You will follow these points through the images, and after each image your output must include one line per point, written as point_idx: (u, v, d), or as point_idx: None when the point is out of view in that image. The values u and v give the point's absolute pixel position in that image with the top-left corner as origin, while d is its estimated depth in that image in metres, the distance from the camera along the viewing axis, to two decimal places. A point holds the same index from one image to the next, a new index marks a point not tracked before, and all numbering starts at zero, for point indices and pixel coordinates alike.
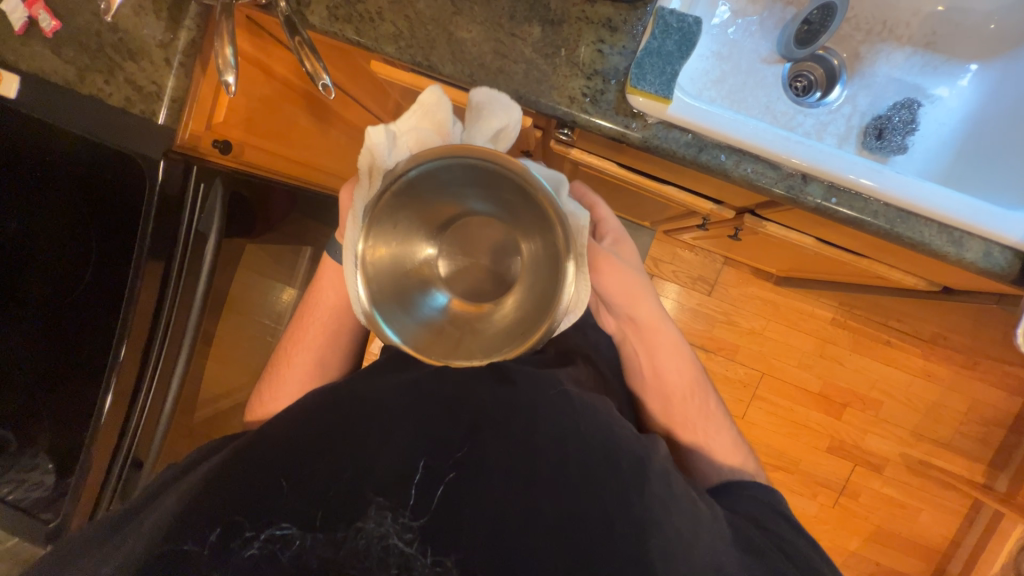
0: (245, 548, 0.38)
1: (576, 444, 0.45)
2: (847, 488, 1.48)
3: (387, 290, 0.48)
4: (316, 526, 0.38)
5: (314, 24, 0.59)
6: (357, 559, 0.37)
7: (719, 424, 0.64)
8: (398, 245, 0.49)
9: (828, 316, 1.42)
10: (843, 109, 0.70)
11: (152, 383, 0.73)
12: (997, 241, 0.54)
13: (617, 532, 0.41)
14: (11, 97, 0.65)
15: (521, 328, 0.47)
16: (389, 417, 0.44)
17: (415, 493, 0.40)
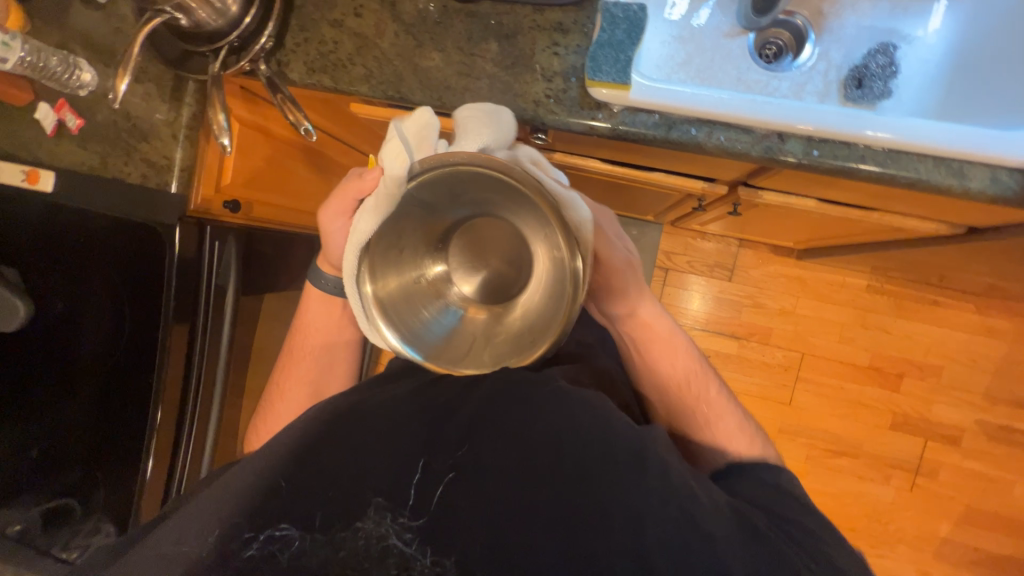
0: (245, 549, 0.38)
1: (569, 438, 0.44)
2: (923, 467, 1.35)
3: (403, 302, 0.55)
4: (315, 527, 0.38)
5: (294, 79, 0.65)
6: (357, 559, 0.37)
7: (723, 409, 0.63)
8: (407, 264, 0.55)
9: (862, 283, 1.34)
10: (817, 66, 0.68)
11: (191, 429, 0.79)
12: (1002, 164, 0.51)
13: (612, 523, 0.40)
14: (47, 190, 0.72)
15: (534, 330, 0.52)
16: (384, 429, 0.45)
17: (414, 493, 0.40)
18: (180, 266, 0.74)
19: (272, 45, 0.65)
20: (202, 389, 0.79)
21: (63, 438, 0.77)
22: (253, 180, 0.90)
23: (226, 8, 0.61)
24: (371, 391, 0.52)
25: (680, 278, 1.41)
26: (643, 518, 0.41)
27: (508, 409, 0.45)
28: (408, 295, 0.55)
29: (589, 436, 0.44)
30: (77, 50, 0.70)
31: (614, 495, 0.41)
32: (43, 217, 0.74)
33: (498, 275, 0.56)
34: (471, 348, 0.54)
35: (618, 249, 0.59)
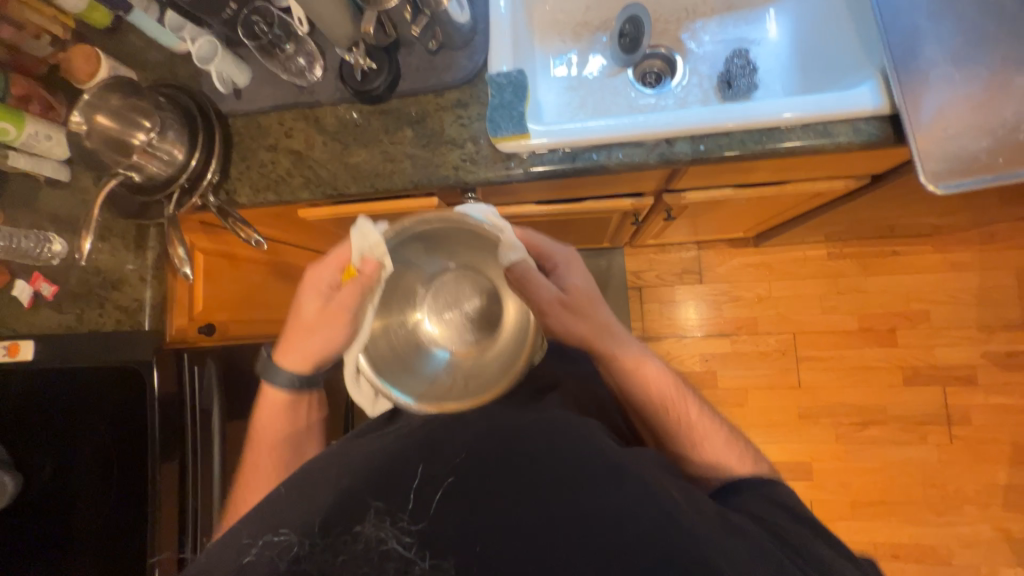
0: (245, 553, 0.43)
1: (549, 457, 0.47)
2: (953, 415, 1.31)
3: (388, 355, 0.58)
4: (315, 529, 0.43)
5: (243, 201, 0.73)
6: (358, 561, 0.41)
7: (709, 428, 0.62)
8: (389, 318, 0.60)
9: (822, 253, 1.40)
10: (691, 80, 0.79)
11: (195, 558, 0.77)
12: (859, 116, 0.59)
13: (592, 529, 0.43)
14: (28, 359, 0.74)
15: (513, 354, 0.57)
16: (375, 469, 0.47)
17: (413, 497, 0.44)
18: (163, 402, 0.76)
19: (219, 178, 0.73)
20: (201, 517, 0.77)
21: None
22: (223, 302, 0.95)
23: (174, 157, 0.70)
24: (358, 439, 0.53)
25: (655, 293, 1.45)
26: (622, 525, 0.43)
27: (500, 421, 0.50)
28: (394, 349, 0.59)
29: (568, 445, 0.48)
30: (47, 226, 0.78)
31: (595, 501, 0.44)
32: (25, 384, 0.76)
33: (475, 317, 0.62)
34: (458, 385, 0.57)
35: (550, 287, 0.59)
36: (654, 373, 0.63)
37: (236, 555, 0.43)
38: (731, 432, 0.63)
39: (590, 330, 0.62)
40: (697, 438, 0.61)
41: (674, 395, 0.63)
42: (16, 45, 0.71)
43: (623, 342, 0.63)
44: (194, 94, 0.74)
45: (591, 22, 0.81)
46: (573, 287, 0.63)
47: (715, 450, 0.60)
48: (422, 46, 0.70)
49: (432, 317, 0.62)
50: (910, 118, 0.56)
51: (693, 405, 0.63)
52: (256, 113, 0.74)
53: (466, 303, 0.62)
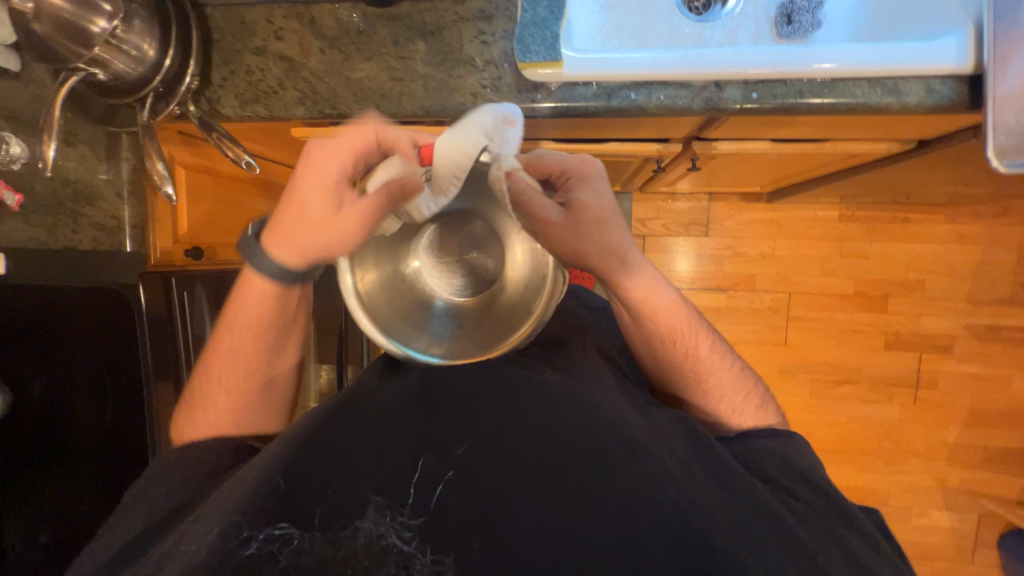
0: (244, 547, 0.39)
1: (562, 433, 0.48)
2: (923, 379, 1.39)
3: (386, 304, 0.54)
4: (314, 526, 0.40)
5: (229, 115, 0.64)
6: (357, 557, 0.38)
7: (718, 364, 0.64)
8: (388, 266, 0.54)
9: (833, 215, 1.36)
10: (746, 9, 0.68)
11: None
12: (935, 73, 0.52)
13: (605, 510, 0.43)
14: (1, 272, 0.67)
15: (517, 314, 0.55)
16: (384, 432, 0.48)
17: (414, 492, 0.42)
18: (152, 325, 0.73)
19: (198, 85, 0.63)
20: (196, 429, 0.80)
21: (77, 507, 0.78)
22: (208, 222, 0.88)
23: (144, 55, 0.59)
24: (370, 386, 0.56)
25: (658, 243, 1.41)
26: (636, 504, 0.43)
27: (505, 404, 0.51)
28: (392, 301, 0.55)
29: (584, 430, 0.48)
30: None
31: (608, 479, 0.44)
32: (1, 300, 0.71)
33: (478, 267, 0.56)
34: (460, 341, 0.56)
35: (553, 207, 0.53)
36: (663, 304, 0.63)
37: (232, 549, 0.38)
38: (740, 374, 0.65)
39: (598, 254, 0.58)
40: (705, 377, 0.63)
41: (684, 328, 0.63)
42: None
43: (632, 266, 0.61)
44: None
45: None
46: (581, 204, 0.55)
47: (722, 396, 0.62)
48: None
49: (435, 268, 0.56)
50: (994, 81, 0.50)
51: (703, 341, 0.64)
52: (240, 5, 0.63)
53: (477, 246, 0.55)
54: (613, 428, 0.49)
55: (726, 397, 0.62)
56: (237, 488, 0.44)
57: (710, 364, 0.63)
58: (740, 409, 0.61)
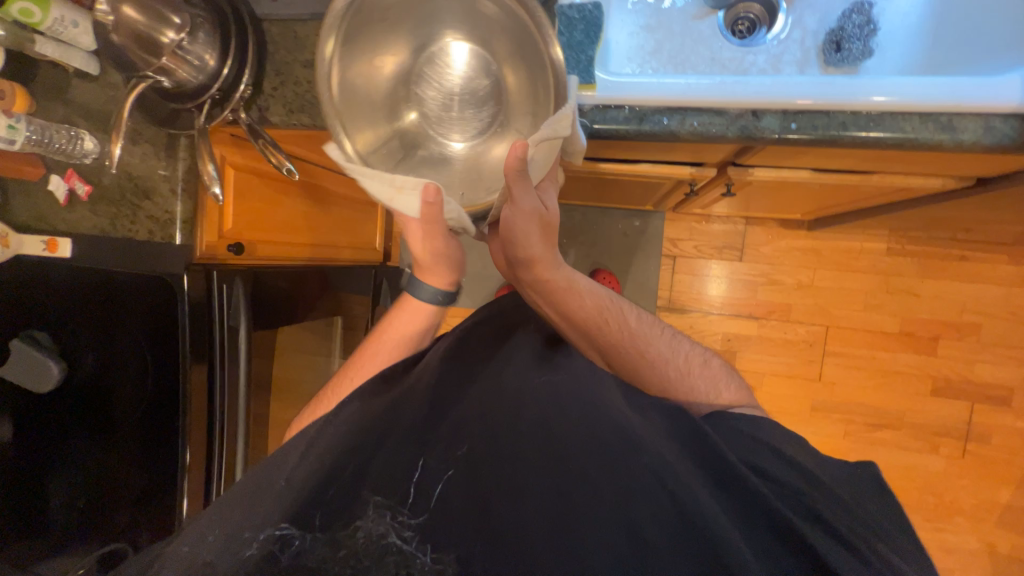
0: (245, 549, 0.40)
1: (561, 430, 0.49)
2: (973, 432, 1.28)
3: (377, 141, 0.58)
4: (315, 527, 0.41)
5: (275, 122, 0.68)
6: (358, 556, 0.39)
7: (657, 335, 0.60)
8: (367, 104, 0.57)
9: (881, 248, 1.29)
10: (793, 35, 0.67)
11: (221, 449, 0.83)
12: (994, 111, 0.49)
13: (605, 504, 0.45)
14: (68, 256, 0.77)
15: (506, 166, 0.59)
16: (385, 431, 0.49)
17: (414, 491, 0.44)
18: (193, 308, 0.78)
19: (251, 93, 0.68)
20: (226, 410, 0.83)
21: (108, 472, 0.83)
22: (250, 220, 0.92)
23: (205, 64, 0.64)
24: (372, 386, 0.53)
25: (688, 264, 1.38)
26: (635, 497, 0.45)
27: (502, 390, 0.53)
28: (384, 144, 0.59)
29: (580, 427, 0.49)
30: (79, 122, 0.76)
31: (607, 478, 0.46)
32: (71, 280, 0.79)
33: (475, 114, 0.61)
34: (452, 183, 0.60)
35: (530, 197, 0.52)
36: (593, 290, 0.60)
37: (236, 549, 0.40)
38: (678, 338, 0.62)
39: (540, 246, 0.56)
40: (648, 343, 0.59)
41: (611, 308, 0.59)
42: None
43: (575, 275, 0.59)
44: None
45: None
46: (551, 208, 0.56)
47: (668, 360, 0.58)
48: None
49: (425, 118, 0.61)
50: None
51: (632, 312, 0.61)
52: (294, 21, 0.67)
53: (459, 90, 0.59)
54: (607, 420, 0.49)
55: (672, 362, 0.58)
56: (255, 486, 0.46)
57: (649, 333, 0.59)
58: (686, 365, 0.59)
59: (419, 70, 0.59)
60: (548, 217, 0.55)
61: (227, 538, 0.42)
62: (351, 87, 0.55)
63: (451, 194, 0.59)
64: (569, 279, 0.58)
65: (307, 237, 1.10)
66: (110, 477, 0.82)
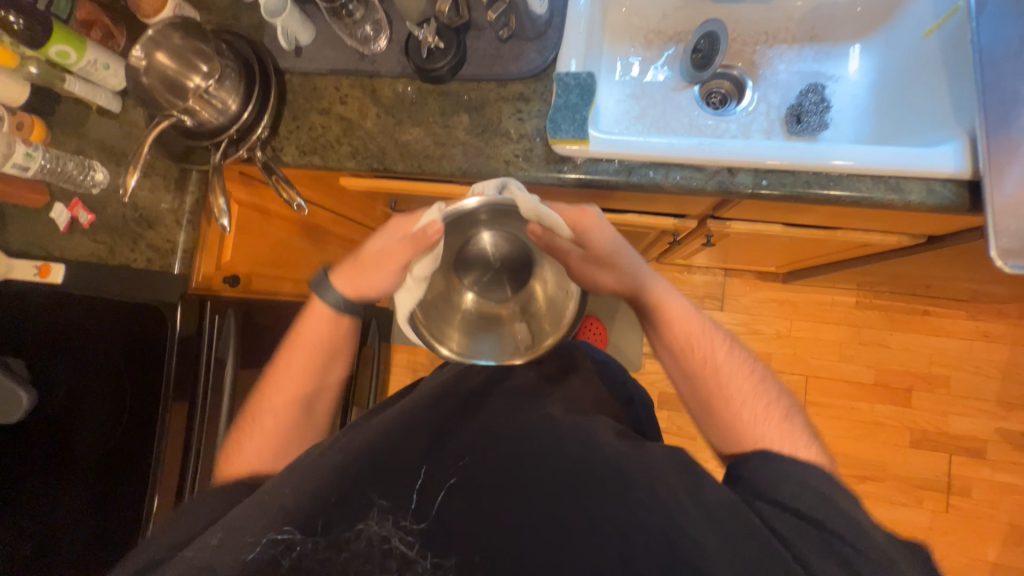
0: (248, 551, 0.40)
1: (563, 460, 0.49)
2: (955, 485, 1.29)
3: (448, 329, 0.64)
4: (317, 531, 0.42)
5: (288, 162, 0.72)
6: (359, 559, 0.41)
7: (740, 373, 0.59)
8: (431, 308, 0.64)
9: (851, 301, 1.36)
10: (759, 108, 0.76)
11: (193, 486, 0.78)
12: (934, 176, 0.56)
13: (601, 527, 0.45)
14: (58, 282, 0.76)
15: (557, 317, 0.63)
16: (388, 446, 0.48)
17: (416, 497, 0.45)
18: (185, 340, 0.78)
19: (267, 135, 0.72)
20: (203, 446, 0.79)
21: (62, 515, 0.75)
22: (249, 254, 0.93)
23: (227, 108, 0.69)
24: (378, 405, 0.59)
25: None
26: (630, 530, 0.45)
27: (506, 422, 0.53)
28: (463, 327, 0.64)
29: (581, 458, 0.49)
30: (92, 154, 0.79)
31: (608, 504, 0.46)
32: (56, 303, 0.75)
33: (517, 277, 0.64)
34: (518, 339, 0.63)
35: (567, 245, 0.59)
36: (681, 313, 0.62)
37: (237, 551, 0.40)
38: (762, 383, 0.59)
39: (614, 274, 0.62)
40: (720, 376, 0.59)
41: (698, 334, 0.61)
42: None
43: (668, 297, 0.63)
44: (255, 46, 0.73)
45: (667, 31, 0.79)
46: (592, 242, 0.60)
47: (744, 402, 0.57)
48: (493, 33, 0.68)
49: (479, 297, 0.65)
50: (991, 188, 0.54)
51: (720, 347, 0.61)
52: (313, 74, 0.73)
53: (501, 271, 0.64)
54: (609, 449, 0.50)
55: (749, 404, 0.57)
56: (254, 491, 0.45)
57: (732, 371, 0.59)
58: (763, 411, 0.56)
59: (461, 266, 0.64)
60: (591, 251, 0.60)
61: (228, 541, 0.41)
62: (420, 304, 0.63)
63: (522, 342, 0.63)
64: (655, 301, 0.63)
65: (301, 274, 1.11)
66: (63, 521, 0.75)
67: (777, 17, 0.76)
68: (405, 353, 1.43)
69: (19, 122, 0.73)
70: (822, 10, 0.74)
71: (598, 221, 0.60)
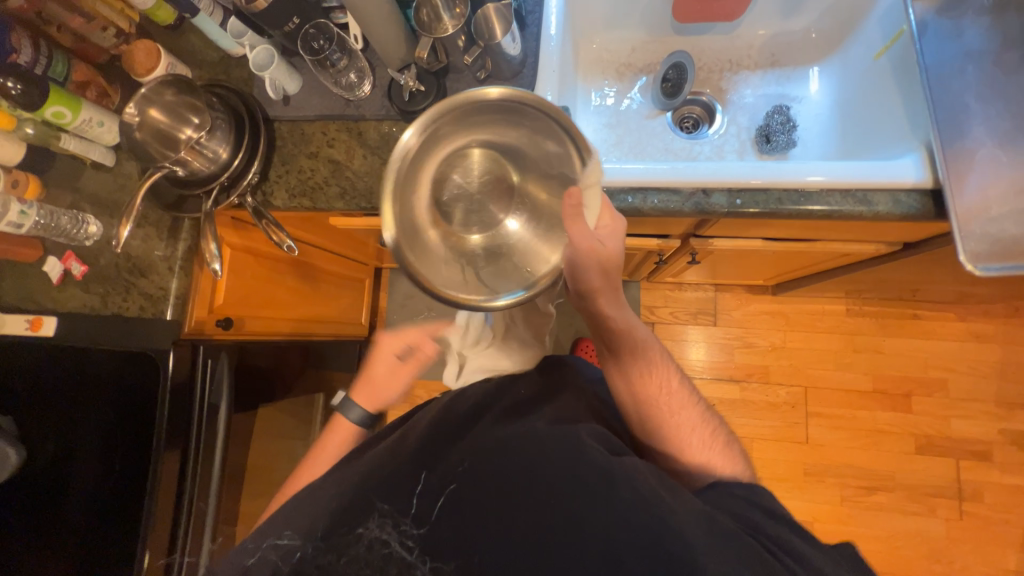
0: (252, 556, 0.47)
1: (557, 463, 0.49)
2: (965, 491, 1.27)
3: (441, 270, 0.52)
4: (315, 537, 0.46)
5: (278, 205, 0.74)
6: (359, 561, 0.44)
7: (685, 401, 0.64)
8: (420, 246, 0.51)
9: (841, 309, 1.38)
10: (730, 130, 0.79)
11: (185, 542, 0.75)
12: (900, 187, 0.59)
13: (596, 532, 0.45)
14: (51, 334, 0.76)
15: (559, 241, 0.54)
16: (395, 464, 0.52)
17: (416, 504, 0.48)
18: (176, 388, 0.75)
19: (257, 180, 0.74)
20: (194, 497, 0.77)
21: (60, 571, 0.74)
22: (242, 297, 0.94)
23: (218, 156, 0.72)
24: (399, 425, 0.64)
25: (667, 330, 1.44)
26: (621, 528, 0.45)
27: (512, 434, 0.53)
28: (460, 268, 0.53)
29: (570, 464, 0.49)
30: (85, 207, 0.81)
31: (602, 508, 0.46)
32: (54, 358, 0.77)
33: (513, 203, 0.55)
34: (522, 271, 0.53)
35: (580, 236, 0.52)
36: (642, 342, 0.63)
37: (241, 558, 0.48)
38: (703, 412, 0.65)
39: (602, 284, 0.58)
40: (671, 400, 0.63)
41: (654, 365, 0.64)
42: (82, 32, 0.75)
43: (632, 326, 0.62)
44: (243, 97, 0.76)
45: (637, 63, 0.83)
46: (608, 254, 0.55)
47: (693, 429, 0.62)
48: (471, 74, 0.71)
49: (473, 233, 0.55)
50: (952, 194, 0.56)
51: (671, 376, 0.65)
52: (301, 120, 0.76)
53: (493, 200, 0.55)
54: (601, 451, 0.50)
55: (696, 431, 0.62)
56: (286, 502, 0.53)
57: (678, 398, 0.63)
58: (707, 440, 0.61)
59: (448, 196, 0.54)
60: (605, 256, 0.54)
61: (244, 552, 0.48)
62: (408, 240, 0.50)
63: (530, 272, 0.53)
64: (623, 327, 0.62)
65: (294, 313, 1.12)
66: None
67: (739, 46, 0.81)
68: None
69: (13, 180, 0.74)
70: (781, 38, 0.80)
71: (617, 237, 0.56)
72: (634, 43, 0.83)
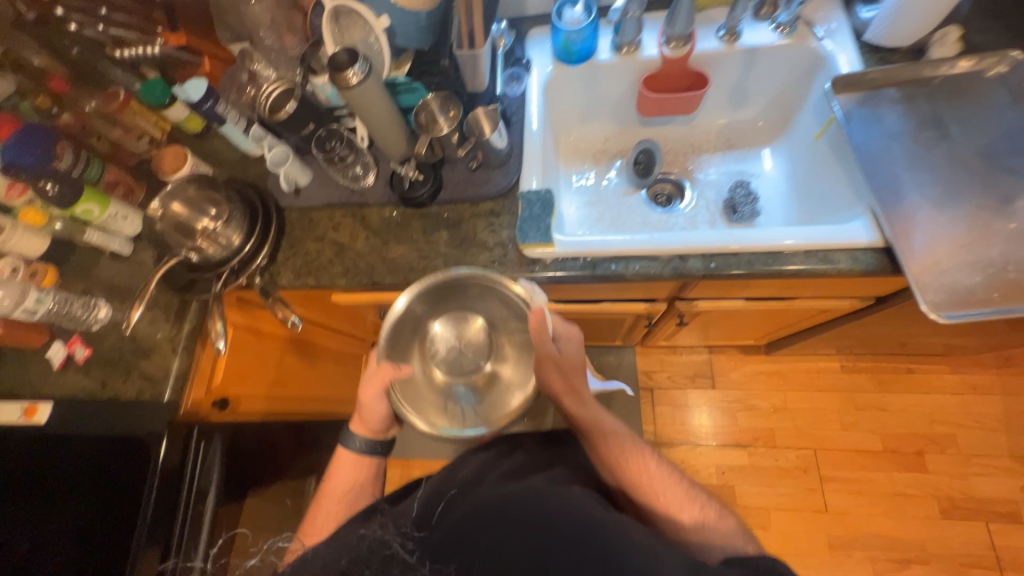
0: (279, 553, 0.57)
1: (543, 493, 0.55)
2: (1004, 559, 1.19)
3: (428, 409, 0.60)
4: (335, 537, 0.57)
5: (284, 284, 0.79)
6: (364, 554, 0.51)
7: (670, 482, 0.62)
8: (411, 390, 0.61)
9: (835, 366, 1.39)
10: (700, 203, 0.88)
11: None
12: (856, 247, 0.65)
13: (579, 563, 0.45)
14: (41, 422, 0.73)
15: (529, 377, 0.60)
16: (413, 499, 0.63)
17: (423, 512, 0.57)
18: (161, 482, 0.75)
19: (266, 262, 0.79)
20: None
21: None
22: (240, 376, 0.94)
23: (231, 242, 0.77)
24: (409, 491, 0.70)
25: (667, 395, 1.43)
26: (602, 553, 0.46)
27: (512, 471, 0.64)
28: (439, 405, 0.60)
29: (566, 519, 0.49)
30: (97, 293, 0.84)
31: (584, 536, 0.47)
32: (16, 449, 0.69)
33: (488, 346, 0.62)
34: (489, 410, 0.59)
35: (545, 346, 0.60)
36: (612, 429, 0.66)
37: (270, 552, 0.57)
38: (693, 492, 0.61)
39: (564, 388, 0.63)
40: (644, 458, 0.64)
41: (628, 446, 0.64)
42: (119, 140, 0.85)
43: (600, 418, 0.66)
44: (259, 189, 0.84)
45: (612, 149, 0.94)
46: (564, 353, 0.64)
47: (681, 508, 0.59)
48: (464, 164, 0.79)
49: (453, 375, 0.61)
50: (903, 251, 0.62)
51: (650, 457, 0.64)
52: (309, 208, 0.83)
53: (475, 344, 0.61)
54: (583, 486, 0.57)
55: (685, 510, 0.58)
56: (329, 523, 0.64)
57: (661, 480, 0.62)
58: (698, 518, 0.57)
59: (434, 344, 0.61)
60: (563, 359, 0.63)
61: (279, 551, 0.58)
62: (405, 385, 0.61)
63: (493, 412, 0.59)
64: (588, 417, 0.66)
65: (291, 391, 1.11)
66: None
67: (698, 133, 0.93)
68: (398, 467, 1.36)
69: (31, 271, 0.78)
70: (734, 125, 0.91)
71: (577, 343, 0.66)
72: (607, 133, 0.95)
